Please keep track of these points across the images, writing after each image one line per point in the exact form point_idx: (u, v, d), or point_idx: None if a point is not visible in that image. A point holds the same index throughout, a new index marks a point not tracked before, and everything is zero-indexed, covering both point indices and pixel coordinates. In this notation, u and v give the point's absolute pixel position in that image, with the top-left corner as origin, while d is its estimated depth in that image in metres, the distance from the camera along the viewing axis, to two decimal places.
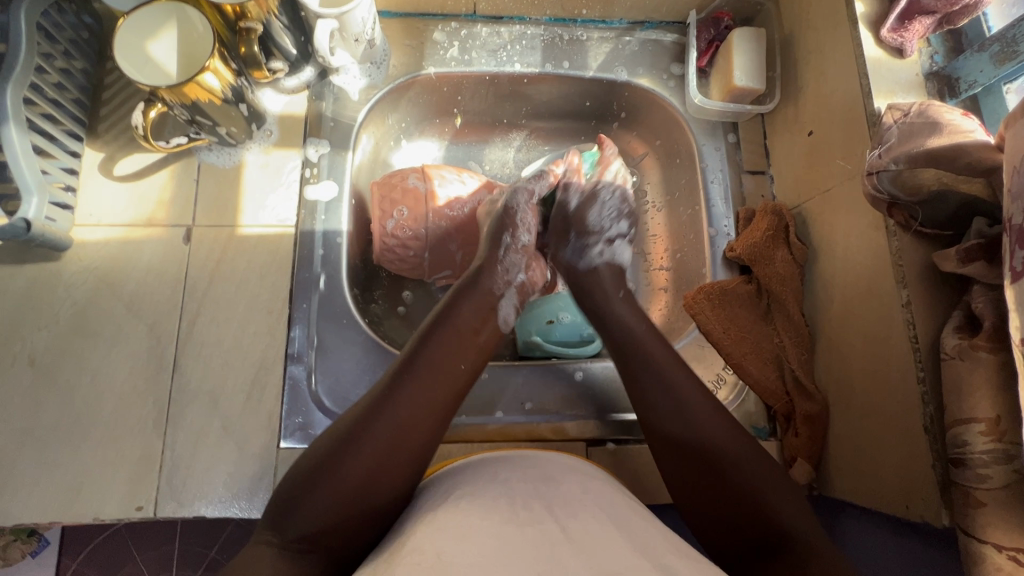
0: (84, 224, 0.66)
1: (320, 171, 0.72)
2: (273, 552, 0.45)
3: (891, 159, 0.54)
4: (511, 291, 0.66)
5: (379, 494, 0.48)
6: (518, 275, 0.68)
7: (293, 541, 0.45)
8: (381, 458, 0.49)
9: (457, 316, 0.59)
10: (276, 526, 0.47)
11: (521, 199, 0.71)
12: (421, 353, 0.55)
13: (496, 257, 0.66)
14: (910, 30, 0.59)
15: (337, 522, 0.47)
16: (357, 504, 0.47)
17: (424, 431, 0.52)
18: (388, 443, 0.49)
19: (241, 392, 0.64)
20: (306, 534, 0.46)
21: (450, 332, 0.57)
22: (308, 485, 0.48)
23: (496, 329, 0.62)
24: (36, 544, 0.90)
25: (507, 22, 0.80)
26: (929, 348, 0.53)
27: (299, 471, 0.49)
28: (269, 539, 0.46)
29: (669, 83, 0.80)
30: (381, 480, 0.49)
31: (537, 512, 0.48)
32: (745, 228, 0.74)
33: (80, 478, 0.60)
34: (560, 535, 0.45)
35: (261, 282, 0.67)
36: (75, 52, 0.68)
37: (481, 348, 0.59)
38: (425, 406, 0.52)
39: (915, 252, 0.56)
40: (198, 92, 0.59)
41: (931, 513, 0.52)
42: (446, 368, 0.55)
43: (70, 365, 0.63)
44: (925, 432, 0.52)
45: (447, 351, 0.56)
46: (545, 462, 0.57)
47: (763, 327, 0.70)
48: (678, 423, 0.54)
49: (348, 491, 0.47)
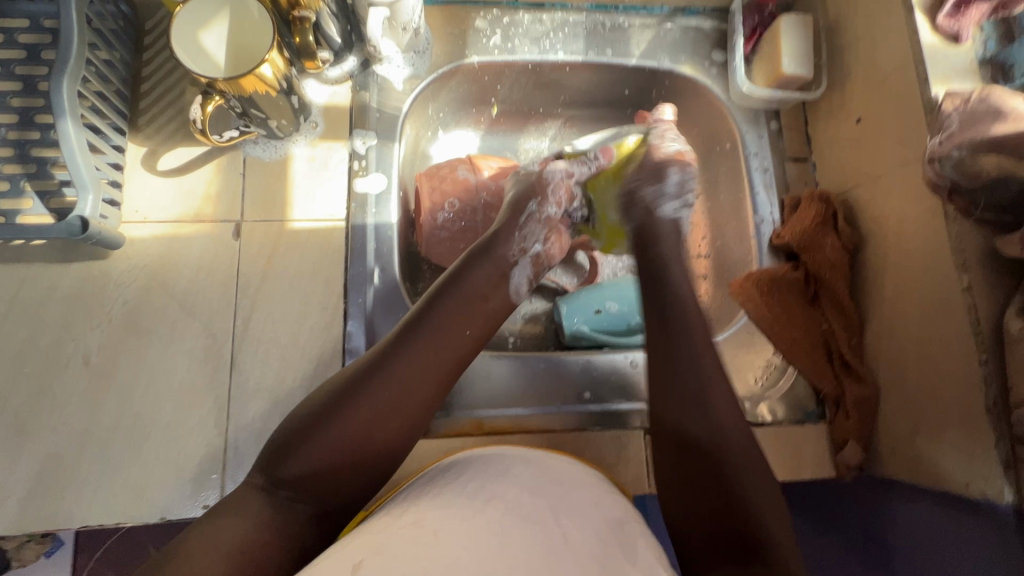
0: (131, 220, 0.65)
1: (368, 163, 0.70)
2: (259, 498, 0.46)
3: (954, 146, 0.55)
4: (525, 262, 0.65)
5: (374, 452, 0.49)
6: (536, 248, 0.67)
7: (280, 489, 0.47)
8: (379, 416, 0.50)
9: (466, 280, 0.59)
10: (265, 472, 0.48)
11: (557, 173, 0.70)
12: (429, 316, 0.55)
13: (518, 224, 0.65)
14: (966, 16, 0.59)
15: (326, 473, 0.48)
16: (350, 460, 0.48)
17: (422, 396, 0.52)
18: (387, 402, 0.50)
19: (300, 388, 0.63)
20: (291, 483, 0.47)
21: (459, 297, 0.57)
22: (302, 438, 0.48)
23: (506, 296, 0.61)
24: (49, 544, 0.88)
25: (549, 9, 0.79)
26: (992, 330, 0.55)
27: (295, 422, 0.49)
28: (257, 485, 0.47)
29: (712, 71, 0.80)
30: (378, 436, 0.49)
31: (535, 509, 0.47)
32: (792, 215, 0.75)
33: (143, 478, 0.59)
34: (556, 535, 0.45)
35: (314, 277, 0.66)
36: (114, 43, 0.66)
37: (488, 315, 0.59)
38: (428, 369, 0.52)
39: (975, 238, 0.57)
40: (256, 85, 0.58)
41: (993, 490, 0.53)
42: (454, 333, 0.55)
43: (125, 364, 0.62)
44: (987, 413, 0.54)
45: (455, 316, 0.56)
46: (552, 459, 0.56)
47: (811, 313, 0.71)
48: (700, 421, 0.52)
49: (344, 446, 0.48)
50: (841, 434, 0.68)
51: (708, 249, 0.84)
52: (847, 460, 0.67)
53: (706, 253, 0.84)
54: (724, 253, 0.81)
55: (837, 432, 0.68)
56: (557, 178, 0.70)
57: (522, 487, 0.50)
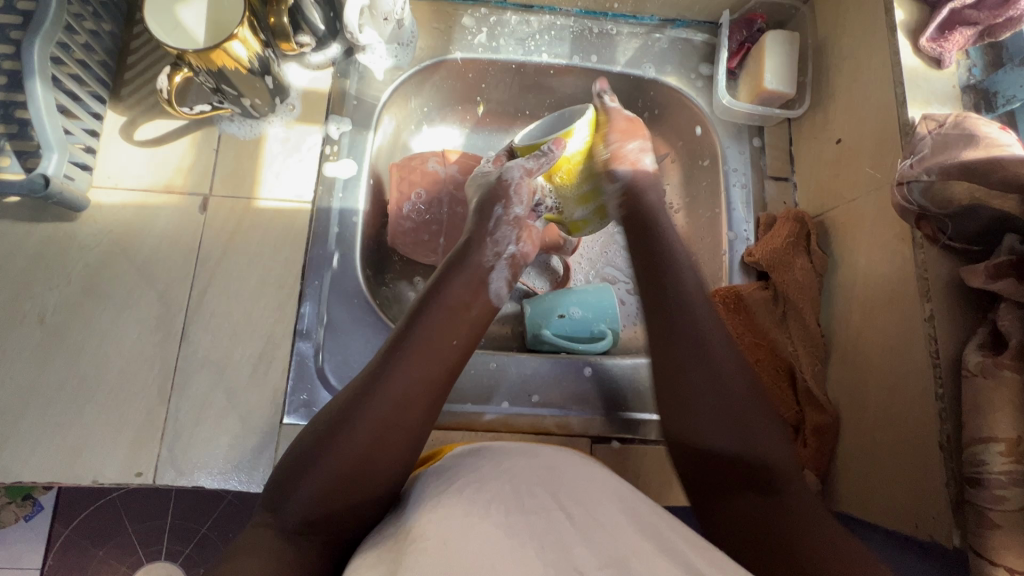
0: (102, 185, 0.66)
1: (340, 149, 0.71)
2: (274, 539, 0.44)
3: (924, 170, 0.53)
4: (503, 262, 0.63)
5: (377, 477, 0.47)
6: (511, 245, 0.64)
7: (294, 525, 0.45)
8: (375, 440, 0.47)
9: (449, 292, 0.57)
10: (274, 510, 0.46)
11: (515, 173, 0.66)
12: (414, 333, 0.53)
13: (487, 231, 0.63)
14: (950, 41, 0.58)
15: (335, 507, 0.46)
16: (355, 493, 0.46)
17: (418, 411, 0.50)
18: (382, 425, 0.48)
19: (248, 364, 0.64)
20: (306, 520, 0.45)
21: (440, 309, 0.56)
22: (305, 468, 0.46)
23: (488, 303, 0.60)
24: (29, 508, 0.89)
25: (537, 11, 0.79)
26: (951, 363, 0.52)
27: (295, 452, 0.48)
28: (269, 522, 0.45)
29: (697, 83, 0.79)
30: (377, 460, 0.47)
31: (542, 496, 0.46)
32: (765, 234, 0.73)
33: (82, 438, 0.60)
34: (564, 520, 0.43)
35: (274, 256, 0.67)
36: (104, 15, 0.68)
37: (472, 323, 0.57)
38: (417, 385, 0.50)
39: (941, 266, 0.54)
40: (224, 60, 0.59)
41: (941, 532, 0.51)
42: (437, 344, 0.53)
43: (79, 325, 0.63)
44: (941, 450, 0.51)
45: (440, 328, 0.54)
46: (541, 450, 0.55)
47: (777, 335, 0.69)
48: (695, 417, 0.51)
49: (346, 476, 0.46)
50: (798, 462, 0.65)
51: None
52: None
53: None
54: (697, 268, 0.80)
55: (794, 459, 0.66)
56: (519, 180, 0.65)
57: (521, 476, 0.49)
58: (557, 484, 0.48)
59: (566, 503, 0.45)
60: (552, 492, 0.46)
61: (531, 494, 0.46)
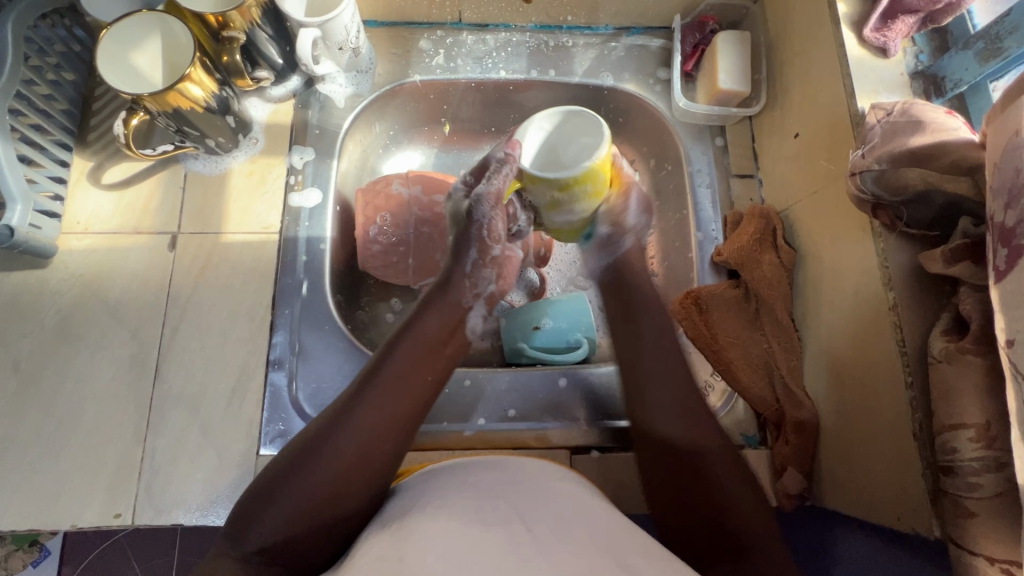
0: (72, 232, 0.67)
1: (305, 178, 0.72)
2: (232, 565, 0.45)
3: (874, 159, 0.53)
4: (483, 301, 0.63)
5: (339, 508, 0.48)
6: (494, 287, 0.64)
7: (251, 555, 0.46)
8: (343, 473, 0.48)
9: (424, 326, 0.57)
10: (234, 537, 0.47)
11: (485, 207, 0.62)
12: (385, 365, 0.53)
13: (465, 271, 0.63)
14: (892, 30, 0.59)
15: (294, 539, 0.47)
16: (316, 521, 0.47)
17: (389, 446, 0.50)
18: (350, 458, 0.48)
19: (221, 397, 0.64)
20: (263, 548, 0.46)
21: (414, 345, 0.55)
22: (265, 498, 0.47)
23: (463, 341, 0.59)
24: (37, 554, 0.87)
25: (493, 29, 0.80)
26: (917, 351, 0.52)
27: (261, 480, 0.49)
28: (228, 550, 0.46)
29: (656, 87, 0.80)
30: (340, 495, 0.48)
31: (504, 511, 0.48)
32: (732, 232, 0.73)
33: (60, 484, 0.60)
34: (524, 534, 0.45)
35: (243, 289, 0.67)
36: (66, 65, 0.70)
37: (447, 360, 0.57)
38: (383, 420, 0.50)
39: (900, 255, 0.54)
40: (180, 101, 0.60)
41: (922, 523, 0.50)
42: (408, 384, 0.53)
43: (53, 371, 0.63)
44: (914, 439, 0.51)
45: (414, 360, 0.54)
46: (508, 462, 0.56)
47: (751, 334, 0.68)
48: (663, 410, 0.57)
49: (308, 506, 0.47)
50: (780, 460, 0.64)
51: (658, 267, 0.82)
52: (787, 489, 0.63)
53: (656, 272, 0.82)
54: (671, 271, 0.79)
55: (777, 457, 0.65)
56: (491, 215, 0.62)
57: (488, 492, 0.50)
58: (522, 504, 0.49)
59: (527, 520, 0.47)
60: (516, 510, 0.48)
61: (493, 509, 0.48)
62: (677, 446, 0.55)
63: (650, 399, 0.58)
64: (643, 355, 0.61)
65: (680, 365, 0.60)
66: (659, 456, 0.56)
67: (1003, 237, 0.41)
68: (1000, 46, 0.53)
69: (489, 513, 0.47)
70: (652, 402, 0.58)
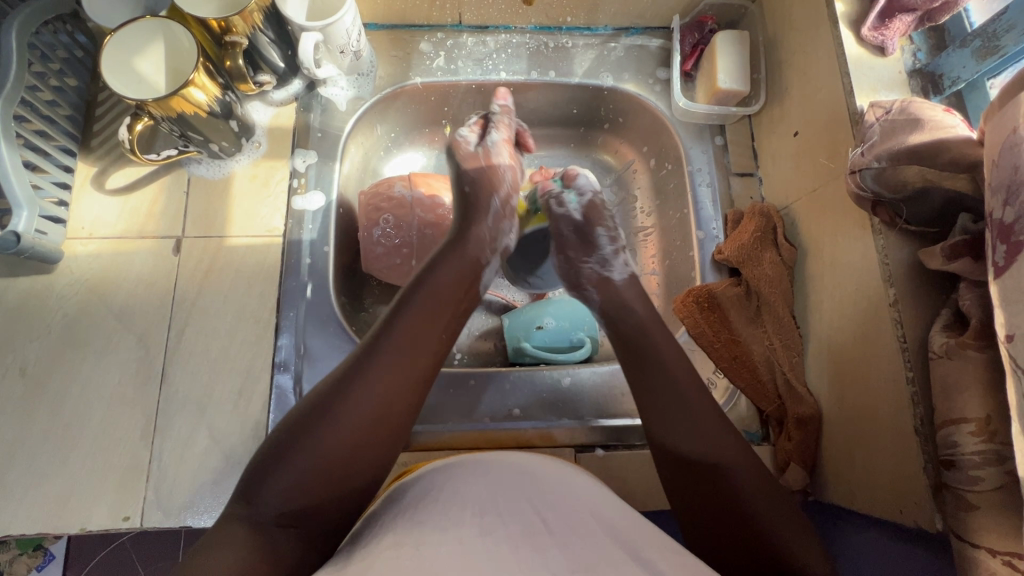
0: (77, 237, 0.68)
1: (307, 181, 0.73)
2: (247, 531, 0.44)
3: (874, 157, 0.53)
4: (498, 252, 0.66)
5: (358, 461, 0.48)
6: (510, 239, 0.68)
7: (269, 518, 0.45)
8: (364, 426, 0.49)
9: (438, 276, 0.58)
10: (248, 497, 0.46)
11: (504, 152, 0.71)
12: (401, 319, 0.54)
13: (490, 214, 0.66)
14: (891, 29, 0.59)
15: (312, 500, 0.46)
16: (340, 478, 0.47)
17: (410, 399, 0.52)
18: (371, 410, 0.49)
19: (228, 400, 0.64)
20: (283, 512, 0.45)
21: (429, 295, 0.56)
22: (285, 457, 0.47)
23: (476, 293, 0.61)
24: (43, 559, 0.87)
25: (492, 31, 0.81)
26: (918, 347, 0.52)
27: (273, 440, 0.48)
28: (242, 514, 0.45)
29: (655, 87, 0.80)
30: (359, 448, 0.48)
31: (518, 504, 0.48)
32: (733, 229, 0.73)
33: (68, 488, 0.60)
34: (540, 528, 0.46)
35: (248, 292, 0.68)
36: (69, 71, 0.70)
37: (460, 312, 0.58)
38: (400, 371, 0.51)
39: (901, 251, 0.55)
40: (184, 106, 0.61)
41: (924, 518, 0.51)
42: (424, 335, 0.54)
43: (60, 375, 0.64)
44: (915, 434, 0.51)
45: (428, 313, 0.55)
46: (518, 456, 0.56)
47: (753, 330, 0.68)
48: (681, 427, 0.53)
49: (330, 459, 0.47)
50: (784, 455, 0.65)
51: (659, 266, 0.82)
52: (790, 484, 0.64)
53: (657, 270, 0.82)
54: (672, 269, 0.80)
55: (780, 453, 0.66)
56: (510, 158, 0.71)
57: (501, 484, 0.51)
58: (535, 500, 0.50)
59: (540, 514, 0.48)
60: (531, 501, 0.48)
61: (506, 501, 0.48)
62: (695, 465, 0.51)
63: (655, 417, 0.54)
64: (647, 370, 0.57)
65: (683, 380, 0.56)
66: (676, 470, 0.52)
67: (1002, 233, 0.42)
68: (998, 44, 0.53)
69: (502, 506, 0.48)
70: (660, 415, 0.54)
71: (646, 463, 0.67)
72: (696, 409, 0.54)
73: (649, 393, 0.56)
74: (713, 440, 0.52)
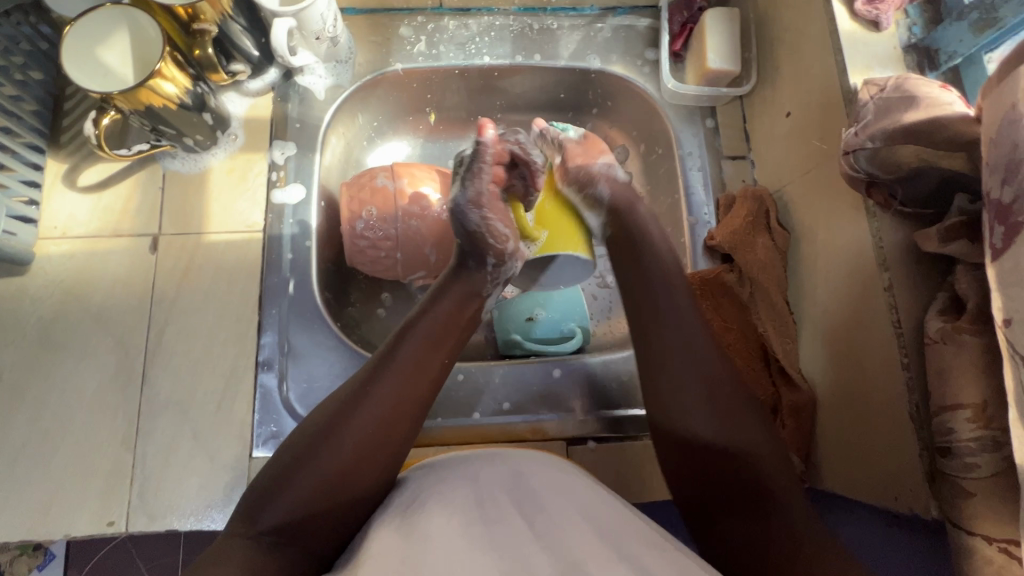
0: (49, 236, 0.66)
1: (287, 174, 0.70)
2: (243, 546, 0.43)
3: (868, 137, 0.51)
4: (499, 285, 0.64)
5: (359, 484, 0.48)
6: (517, 268, 0.65)
7: (266, 534, 0.44)
8: (365, 450, 0.48)
9: (440, 305, 0.58)
10: (247, 517, 0.45)
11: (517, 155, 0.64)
12: (404, 346, 0.54)
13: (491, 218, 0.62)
14: (886, 1, 0.56)
15: (313, 518, 0.46)
16: (339, 497, 0.47)
17: (410, 425, 0.51)
18: (371, 436, 0.48)
19: (212, 400, 0.63)
20: (280, 528, 0.45)
21: (431, 324, 0.56)
22: (285, 478, 0.46)
23: (475, 319, 0.61)
24: None
25: (474, 14, 0.78)
26: (913, 332, 0.51)
27: (274, 465, 0.48)
28: (242, 531, 0.45)
29: (644, 69, 0.78)
30: (360, 472, 0.48)
31: (504, 503, 0.48)
32: (725, 215, 0.72)
33: (50, 494, 0.59)
34: (527, 531, 0.45)
35: (229, 289, 0.66)
36: (33, 65, 0.67)
37: (459, 339, 0.58)
38: (404, 402, 0.51)
39: (895, 234, 0.53)
40: (152, 98, 0.58)
41: (920, 506, 0.50)
42: (428, 362, 0.54)
43: (37, 380, 0.62)
44: (911, 421, 0.50)
45: (433, 344, 0.55)
46: (508, 451, 0.56)
47: (746, 318, 0.67)
48: (701, 412, 0.52)
49: (330, 481, 0.46)
50: None
51: None
52: None
53: None
54: None
55: None
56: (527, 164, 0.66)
57: (488, 482, 0.50)
58: (524, 497, 0.49)
59: (528, 514, 0.47)
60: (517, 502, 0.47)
61: (493, 503, 0.48)
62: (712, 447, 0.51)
63: (665, 396, 0.53)
64: (669, 339, 0.55)
65: (715, 357, 0.54)
66: (677, 452, 0.53)
67: (999, 214, 0.40)
68: (996, 16, 0.51)
69: (491, 509, 0.47)
70: (676, 393, 0.53)
71: (638, 455, 0.66)
72: (718, 391, 0.52)
73: (661, 366, 0.54)
74: (748, 432, 0.51)
